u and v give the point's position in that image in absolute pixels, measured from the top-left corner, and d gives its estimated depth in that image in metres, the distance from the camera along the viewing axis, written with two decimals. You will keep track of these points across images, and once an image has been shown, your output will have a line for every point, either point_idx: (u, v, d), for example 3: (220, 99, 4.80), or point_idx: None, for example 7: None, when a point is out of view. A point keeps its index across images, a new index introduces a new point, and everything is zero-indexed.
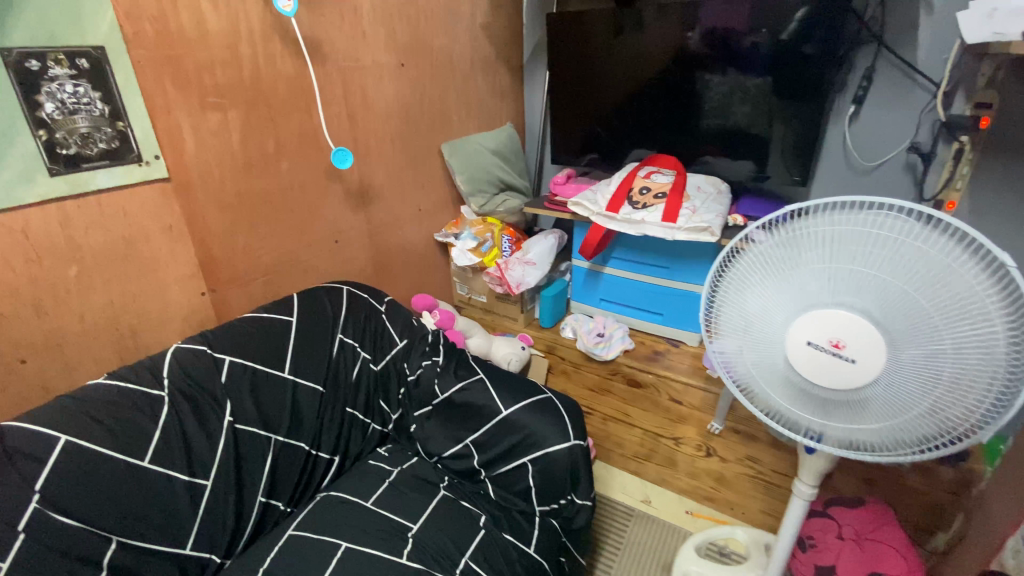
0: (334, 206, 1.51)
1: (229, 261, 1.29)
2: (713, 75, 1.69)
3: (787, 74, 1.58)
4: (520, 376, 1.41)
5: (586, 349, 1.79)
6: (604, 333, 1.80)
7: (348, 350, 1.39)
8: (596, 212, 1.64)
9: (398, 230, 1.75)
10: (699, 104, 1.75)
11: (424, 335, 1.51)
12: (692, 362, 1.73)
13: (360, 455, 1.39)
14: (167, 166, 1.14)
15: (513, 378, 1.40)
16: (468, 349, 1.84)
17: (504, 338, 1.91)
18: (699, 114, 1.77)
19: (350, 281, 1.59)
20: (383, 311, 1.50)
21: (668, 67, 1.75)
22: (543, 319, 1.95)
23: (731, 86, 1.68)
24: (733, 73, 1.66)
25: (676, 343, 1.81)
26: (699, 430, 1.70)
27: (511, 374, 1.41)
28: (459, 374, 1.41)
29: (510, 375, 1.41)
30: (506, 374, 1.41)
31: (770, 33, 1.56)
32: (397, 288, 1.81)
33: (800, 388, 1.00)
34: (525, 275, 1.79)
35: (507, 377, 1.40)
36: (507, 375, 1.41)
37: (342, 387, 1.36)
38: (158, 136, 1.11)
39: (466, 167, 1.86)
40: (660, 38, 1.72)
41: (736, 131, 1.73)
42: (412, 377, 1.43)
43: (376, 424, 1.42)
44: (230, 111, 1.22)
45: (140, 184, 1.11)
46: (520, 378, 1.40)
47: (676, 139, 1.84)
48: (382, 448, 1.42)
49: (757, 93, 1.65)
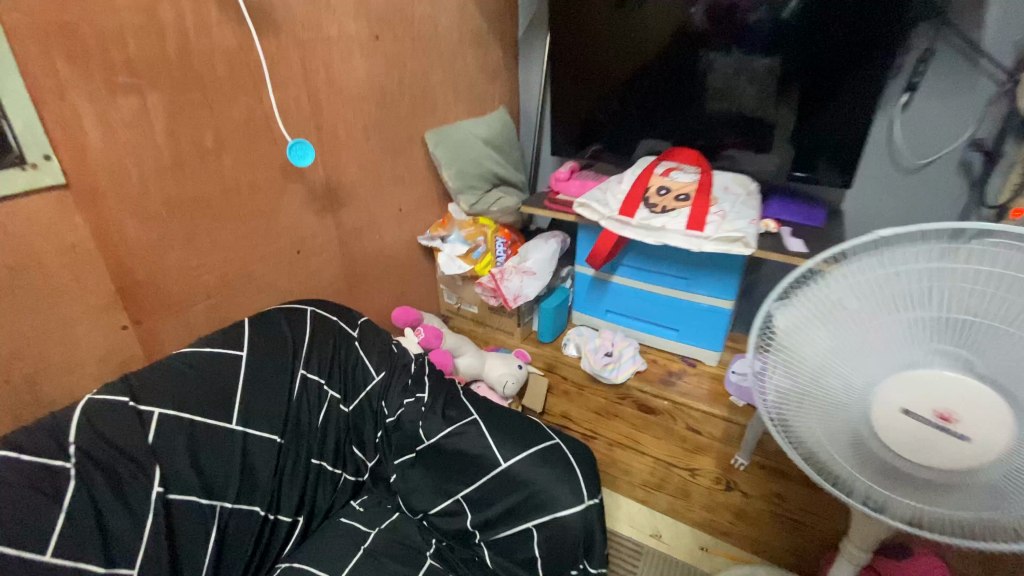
0: (294, 210, 1.25)
1: (160, 285, 1.03)
2: (717, 55, 1.45)
3: (812, 53, 1.35)
4: (520, 414, 1.19)
5: (588, 365, 1.58)
6: (612, 353, 1.58)
7: (313, 389, 1.15)
8: (606, 216, 1.41)
9: (374, 235, 1.50)
10: (701, 86, 1.51)
11: (405, 365, 1.28)
12: (712, 386, 1.53)
13: (332, 511, 1.16)
14: (65, 169, 0.87)
15: (512, 417, 1.18)
16: (456, 370, 1.61)
17: (498, 354, 1.69)
18: (700, 97, 1.53)
19: (317, 299, 1.34)
20: (356, 338, 1.26)
21: (671, 47, 1.50)
22: (542, 333, 1.72)
23: (737, 67, 1.44)
24: (736, 53, 1.43)
25: (692, 362, 1.61)
26: (718, 461, 1.51)
27: (509, 412, 1.19)
28: (448, 415, 1.18)
29: (508, 413, 1.19)
30: (502, 413, 1.19)
31: (771, 9, 1.35)
32: (374, 302, 1.57)
33: (871, 456, 0.73)
34: (523, 287, 1.55)
35: (504, 416, 1.18)
36: (503, 414, 1.19)
37: (306, 435, 1.12)
38: (48, 129, 0.84)
39: (454, 159, 1.60)
40: (662, 14, 1.48)
41: (741, 117, 1.50)
42: (392, 418, 1.20)
43: (349, 474, 1.19)
44: (150, 95, 0.95)
45: (27, 193, 0.84)
46: (520, 417, 1.18)
47: (676, 125, 1.60)
48: (358, 499, 1.19)
49: (773, 75, 1.42)
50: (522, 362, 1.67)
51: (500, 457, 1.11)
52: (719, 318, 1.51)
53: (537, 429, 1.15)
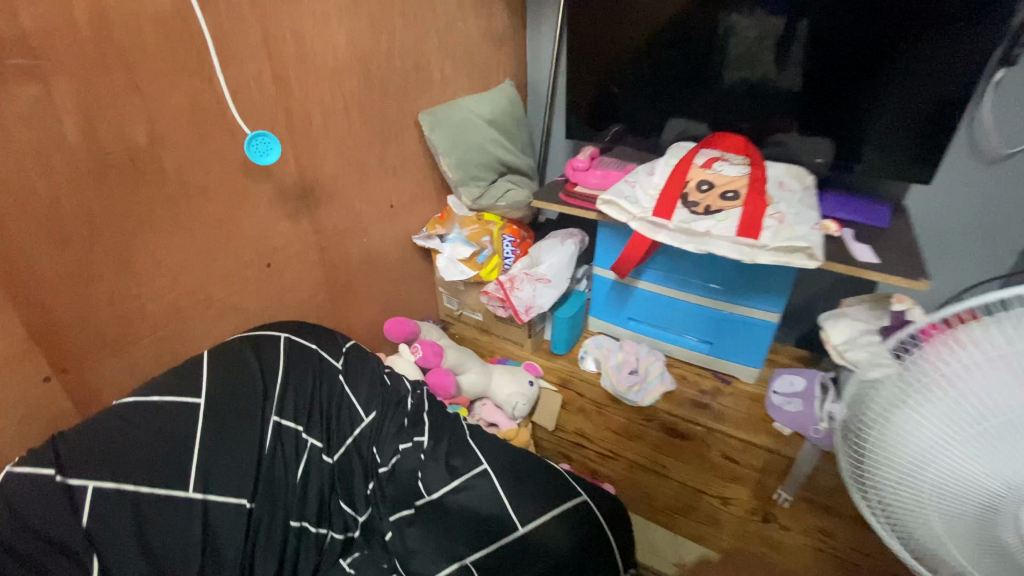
0: (262, 217, 1.02)
1: (92, 324, 0.81)
2: (739, 15, 1.21)
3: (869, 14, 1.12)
4: (540, 463, 1.04)
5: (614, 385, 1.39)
6: (638, 372, 1.39)
7: (289, 439, 0.95)
8: (639, 218, 1.18)
9: (361, 239, 1.28)
10: (719, 52, 1.27)
11: (399, 400, 1.08)
12: (749, 409, 1.35)
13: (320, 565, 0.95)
14: None
15: (531, 470, 1.02)
16: (460, 389, 1.42)
17: (505, 368, 1.49)
18: (716, 66, 1.29)
19: (294, 321, 1.13)
20: (341, 371, 1.06)
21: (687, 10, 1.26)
22: (555, 344, 1.52)
23: (761, 30, 1.21)
24: (759, 15, 1.20)
25: (726, 380, 1.43)
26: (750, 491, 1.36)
27: (527, 462, 1.03)
28: (452, 464, 1.01)
29: (525, 464, 1.03)
30: (519, 465, 1.03)
31: None
32: (363, 314, 1.35)
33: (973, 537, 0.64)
34: (536, 297, 1.35)
35: (520, 470, 1.02)
36: (519, 466, 1.02)
37: (282, 495, 0.93)
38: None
39: (454, 145, 1.36)
40: None
41: (765, 86, 1.27)
42: (387, 467, 1.02)
43: (338, 530, 0.98)
44: (56, 78, 0.70)
45: None
46: (539, 469, 1.02)
47: (691, 100, 1.36)
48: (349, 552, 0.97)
49: (800, 40, 1.19)
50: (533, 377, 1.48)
51: (516, 520, 0.95)
52: (761, 334, 1.32)
53: (561, 484, 1.00)
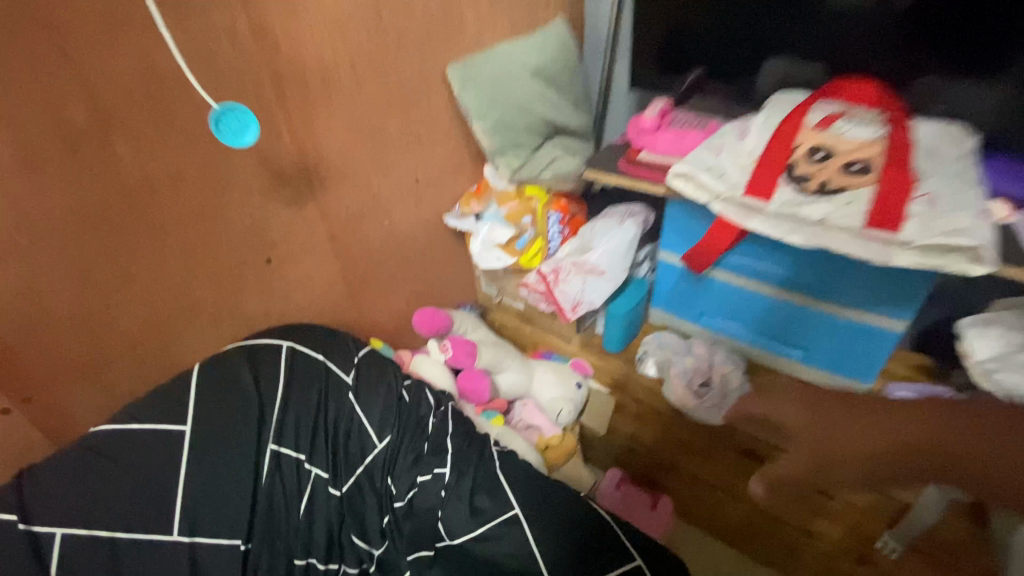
0: (253, 207, 0.85)
1: (52, 346, 0.69)
2: None
3: None
4: (585, 509, 0.85)
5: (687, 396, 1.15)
6: (713, 382, 1.15)
7: (290, 470, 0.83)
8: (727, 198, 0.91)
9: (381, 223, 1.09)
10: None
11: (419, 421, 0.93)
12: None
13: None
14: None
15: (572, 519, 0.83)
16: (496, 392, 1.25)
17: (549, 368, 1.31)
18: None
19: (303, 323, 0.98)
20: (352, 387, 0.91)
21: None
22: (608, 341, 1.31)
23: None
24: None
25: None
26: (844, 527, 1.13)
27: (569, 509, 0.85)
28: (478, 506, 0.85)
29: (566, 511, 0.84)
30: (557, 511, 0.84)
31: None
32: (389, 307, 1.20)
33: None
34: (585, 291, 1.13)
35: (559, 519, 0.83)
36: (558, 513, 0.84)
37: (282, 533, 0.81)
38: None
39: (489, 105, 1.11)
40: None
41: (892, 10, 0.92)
42: (403, 503, 0.87)
43: (352, 565, 0.85)
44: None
45: None
46: (582, 519, 0.83)
47: (791, 34, 1.03)
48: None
49: None
50: (582, 379, 1.30)
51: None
52: (874, 344, 1.03)
53: (610, 541, 0.81)
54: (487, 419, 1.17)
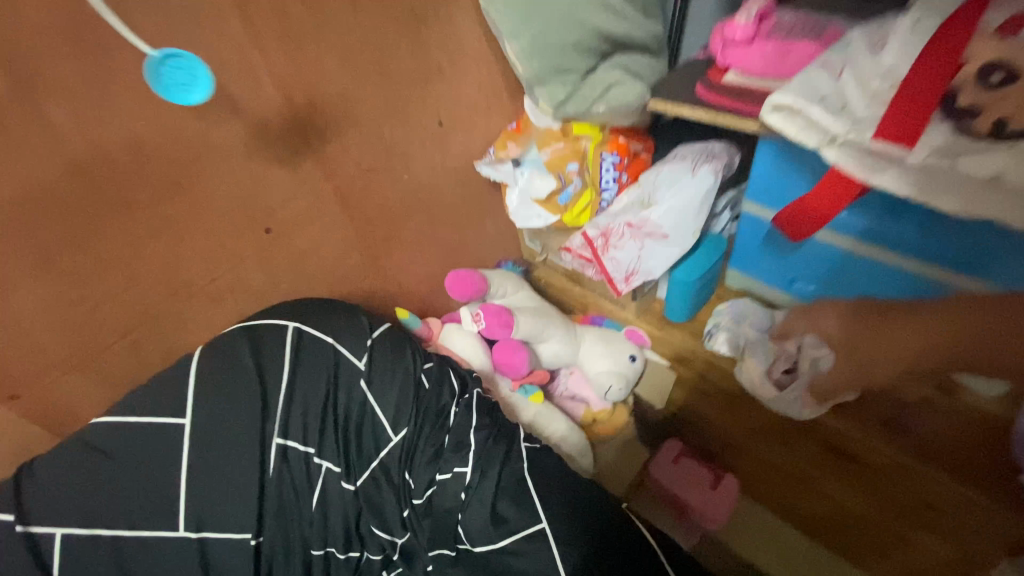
0: (237, 171, 0.73)
1: (29, 342, 0.64)
2: None
3: None
4: (622, 539, 0.73)
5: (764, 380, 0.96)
6: (800, 369, 0.93)
7: (298, 464, 0.76)
8: (844, 142, 0.68)
9: (398, 177, 0.94)
10: None
11: (440, 411, 0.82)
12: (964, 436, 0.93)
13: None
14: None
15: (609, 549, 0.72)
16: (537, 363, 1.11)
17: (600, 337, 1.15)
18: None
19: (316, 297, 0.88)
20: (364, 373, 0.81)
21: None
22: (671, 310, 1.12)
23: None
24: None
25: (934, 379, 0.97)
26: (953, 548, 0.97)
27: (605, 535, 0.73)
28: (502, 513, 0.76)
29: (602, 539, 0.73)
30: (591, 539, 0.73)
31: None
32: (418, 271, 1.07)
33: None
34: (643, 259, 0.98)
35: (592, 547, 0.72)
36: (591, 540, 0.73)
37: (295, 526, 0.77)
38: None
39: (526, 20, 0.86)
40: None
41: None
42: (421, 500, 0.79)
43: (374, 553, 0.81)
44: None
45: None
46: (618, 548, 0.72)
47: None
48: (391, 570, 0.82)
49: None
50: (636, 351, 1.13)
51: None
52: None
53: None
54: (525, 395, 1.05)
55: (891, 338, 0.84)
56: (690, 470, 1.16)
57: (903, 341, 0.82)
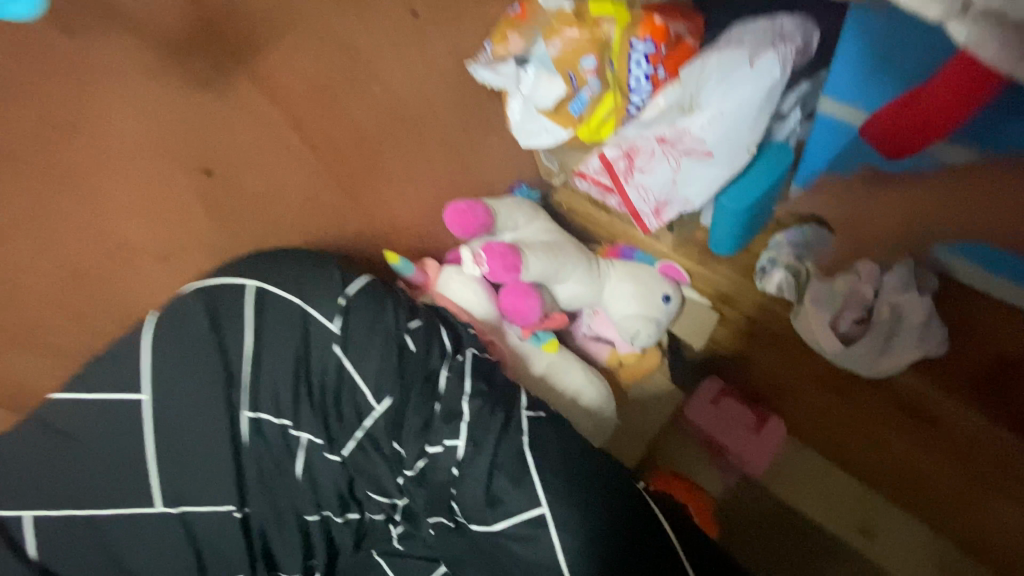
0: (152, 100, 0.61)
1: None
2: None
3: None
4: (631, 534, 0.64)
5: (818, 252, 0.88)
6: (877, 320, 0.77)
7: (274, 437, 0.69)
8: (985, 6, 0.41)
9: (367, 90, 0.78)
10: None
11: (429, 377, 0.72)
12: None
13: (364, 539, 0.78)
14: None
15: (614, 545, 0.63)
16: (553, 305, 0.97)
17: (627, 275, 0.98)
18: None
19: (287, 247, 0.77)
20: (338, 338, 0.70)
21: None
22: (717, 242, 0.93)
23: None
24: None
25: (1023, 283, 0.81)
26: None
27: (611, 528, 0.64)
28: (499, 491, 0.67)
29: (608, 532, 0.64)
30: (594, 532, 0.64)
31: None
32: (412, 206, 0.91)
33: None
34: (678, 184, 0.79)
35: (595, 542, 0.63)
36: (594, 534, 0.64)
37: (283, 495, 0.72)
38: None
39: None
40: None
41: None
42: (413, 471, 0.72)
43: (376, 512, 0.77)
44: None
45: None
46: (625, 544, 0.63)
47: None
48: (395, 529, 0.78)
49: None
50: (671, 291, 0.96)
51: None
52: None
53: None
54: (538, 343, 0.93)
55: (881, 207, 0.79)
56: (732, 412, 0.97)
57: (888, 215, 0.80)
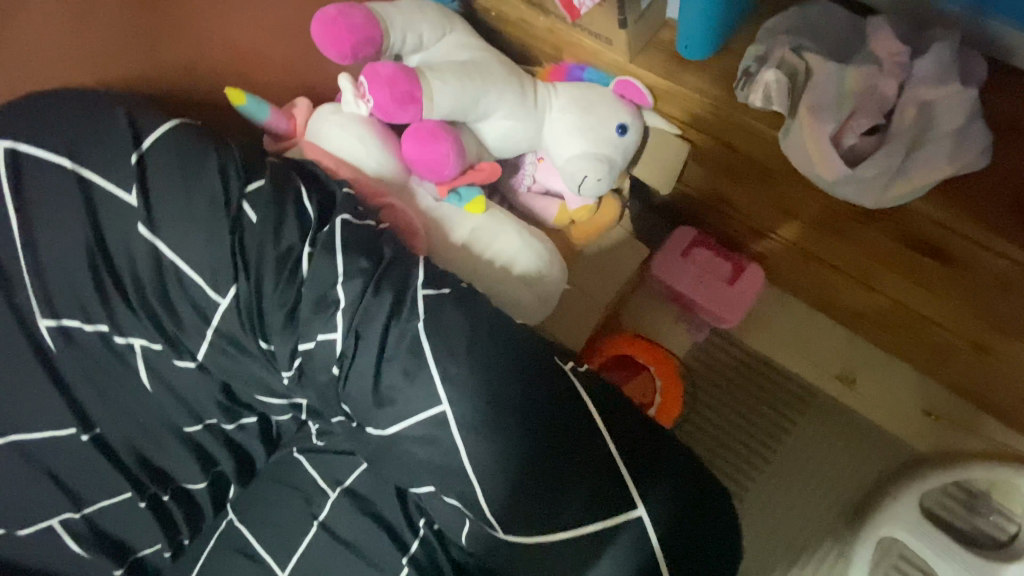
0: None
1: None
2: None
3: None
4: (549, 427, 0.51)
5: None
6: (895, 130, 0.56)
7: (96, 348, 0.54)
8: None
9: None
10: None
11: (286, 257, 0.53)
12: None
13: (280, 439, 0.67)
14: None
15: (531, 442, 0.51)
16: (478, 151, 0.75)
17: (572, 102, 0.74)
18: None
19: (67, 88, 0.55)
20: (142, 214, 0.50)
21: None
22: (686, 48, 0.69)
23: None
24: None
25: None
26: None
27: (524, 424, 0.51)
28: (392, 388, 0.53)
29: (521, 429, 0.51)
30: (505, 431, 0.51)
31: None
32: (264, 24, 0.67)
33: None
34: None
35: (505, 441, 0.51)
36: (503, 432, 0.51)
37: (138, 413, 0.58)
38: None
39: None
40: None
41: None
42: (292, 372, 0.57)
43: (279, 414, 0.64)
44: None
45: None
46: (543, 439, 0.51)
47: None
48: (312, 425, 0.66)
49: None
50: (627, 119, 0.73)
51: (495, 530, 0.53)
52: None
53: (587, 484, 0.51)
54: (459, 203, 0.72)
55: None
56: (705, 262, 0.83)
57: None
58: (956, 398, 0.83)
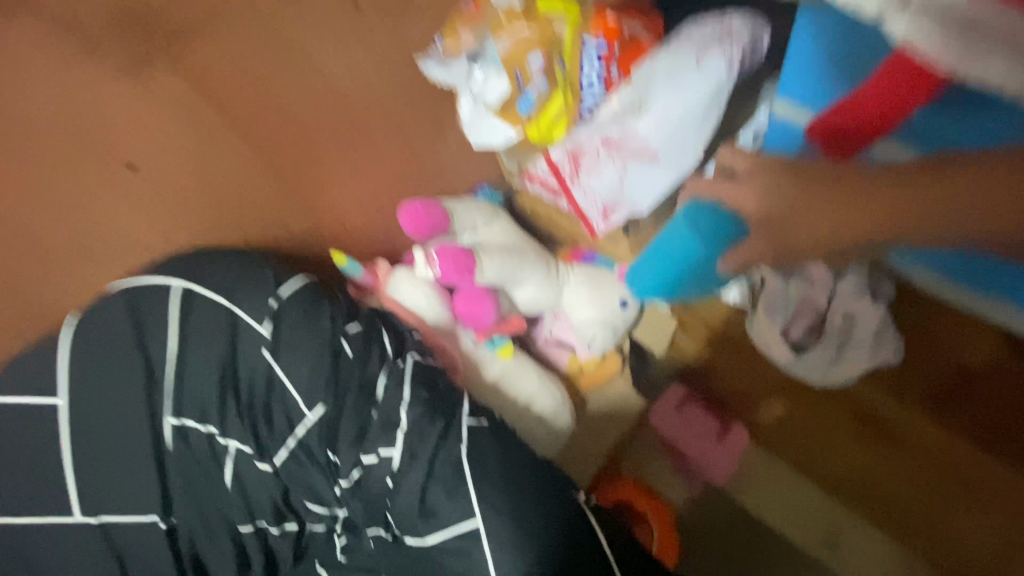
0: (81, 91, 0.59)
1: None
2: None
3: None
4: (568, 551, 0.62)
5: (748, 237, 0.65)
6: (830, 329, 0.76)
7: (199, 444, 0.66)
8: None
9: (308, 88, 0.74)
10: None
11: (366, 384, 0.69)
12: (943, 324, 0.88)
13: (307, 550, 0.72)
14: None
15: (551, 562, 0.61)
16: (511, 309, 0.94)
17: (588, 280, 0.95)
18: None
19: (222, 245, 0.74)
20: (268, 341, 0.67)
21: None
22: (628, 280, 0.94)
23: None
24: None
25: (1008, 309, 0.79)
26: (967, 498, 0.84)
27: (547, 544, 0.62)
28: (433, 502, 0.65)
29: (542, 550, 0.62)
30: (531, 549, 0.61)
31: None
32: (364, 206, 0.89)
33: None
34: (625, 186, 0.79)
35: (525, 556, 0.61)
36: (524, 548, 0.61)
37: (208, 506, 0.68)
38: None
39: None
40: None
41: None
42: (348, 481, 0.68)
43: (316, 522, 0.72)
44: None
45: None
46: (556, 557, 0.61)
47: None
48: (338, 540, 0.72)
49: None
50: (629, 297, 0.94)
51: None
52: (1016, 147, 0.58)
53: None
54: (492, 349, 0.90)
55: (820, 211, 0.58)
56: (695, 420, 0.93)
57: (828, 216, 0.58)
58: (933, 574, 0.83)
